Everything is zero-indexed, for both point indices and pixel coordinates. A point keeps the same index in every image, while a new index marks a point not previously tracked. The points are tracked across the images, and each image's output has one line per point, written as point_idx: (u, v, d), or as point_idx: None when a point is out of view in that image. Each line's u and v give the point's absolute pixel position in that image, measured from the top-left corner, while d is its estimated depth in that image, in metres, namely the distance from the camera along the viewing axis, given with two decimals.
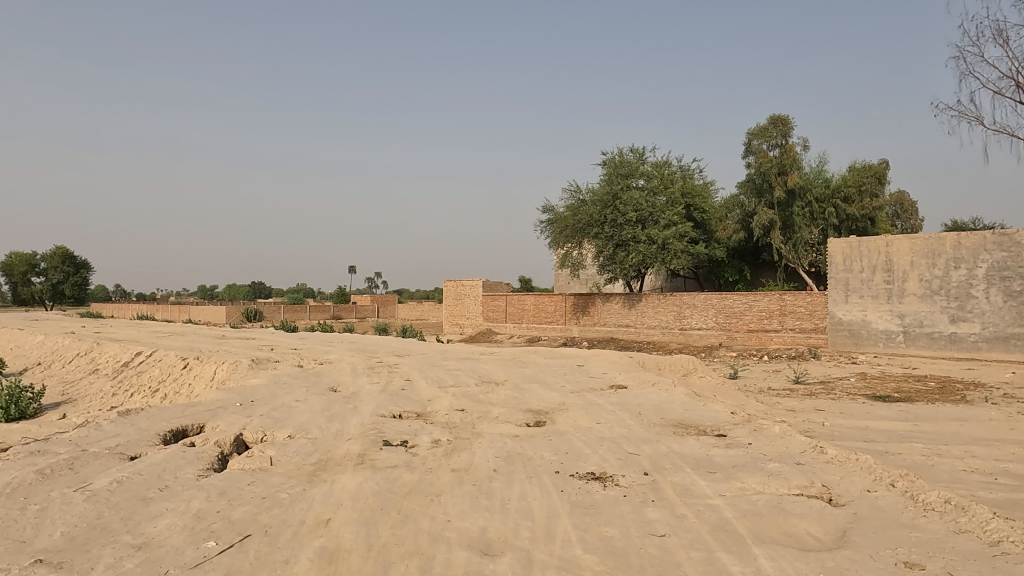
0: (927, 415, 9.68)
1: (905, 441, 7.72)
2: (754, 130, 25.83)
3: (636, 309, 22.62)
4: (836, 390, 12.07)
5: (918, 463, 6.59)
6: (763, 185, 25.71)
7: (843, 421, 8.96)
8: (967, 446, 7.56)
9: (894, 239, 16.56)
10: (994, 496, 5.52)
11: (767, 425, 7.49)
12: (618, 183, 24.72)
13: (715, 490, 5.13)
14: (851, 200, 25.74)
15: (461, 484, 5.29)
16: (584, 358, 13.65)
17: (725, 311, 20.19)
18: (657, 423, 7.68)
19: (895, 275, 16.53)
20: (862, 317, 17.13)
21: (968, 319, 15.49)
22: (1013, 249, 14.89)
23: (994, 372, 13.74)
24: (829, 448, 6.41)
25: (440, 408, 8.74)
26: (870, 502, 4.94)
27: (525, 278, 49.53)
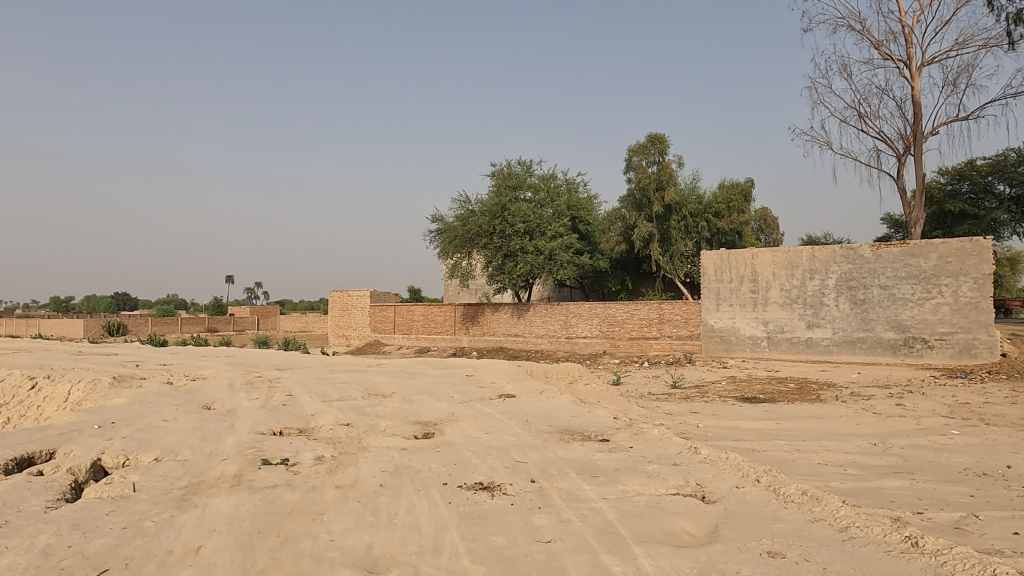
0: (788, 414, 10.54)
1: (769, 439, 8.36)
2: (634, 147, 27.10)
3: (524, 318, 22.98)
4: (709, 393, 12.86)
5: (780, 459, 7.12)
6: (642, 200, 27.03)
7: (715, 422, 9.53)
8: (821, 441, 8.31)
9: (758, 252, 17.90)
10: (843, 486, 6.10)
11: (647, 429, 7.80)
12: (507, 195, 25.08)
13: (598, 494, 5.29)
14: (721, 215, 27.65)
15: (346, 501, 5.12)
16: (474, 367, 13.71)
17: (608, 320, 20.98)
18: (544, 430, 7.83)
19: (760, 285, 17.86)
20: (731, 324, 18.37)
21: (821, 324, 17.02)
22: (857, 261, 16.58)
23: (844, 373, 15.21)
24: (702, 448, 6.81)
25: (324, 423, 8.42)
26: (738, 497, 5.29)
27: (412, 287, 48.98)
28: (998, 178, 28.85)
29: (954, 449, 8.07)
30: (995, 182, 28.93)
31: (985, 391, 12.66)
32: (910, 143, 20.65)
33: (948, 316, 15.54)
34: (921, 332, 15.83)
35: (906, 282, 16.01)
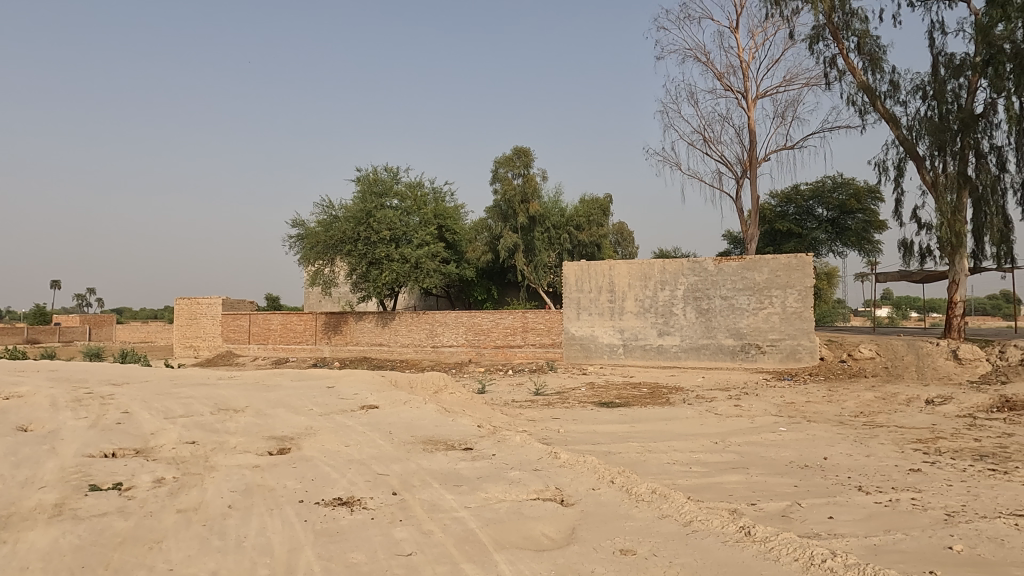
0: (641, 417, 11.18)
1: (624, 441, 8.81)
2: (500, 159, 27.62)
3: (389, 327, 22.56)
4: (570, 399, 13.33)
5: (632, 460, 7.52)
6: (508, 211, 27.61)
7: (575, 427, 9.88)
8: (670, 441, 8.88)
9: (615, 264, 18.85)
10: (689, 483, 6.56)
11: (510, 436, 7.93)
12: (372, 202, 24.56)
13: (460, 503, 5.29)
14: (582, 228, 28.90)
15: (188, 526, 4.73)
16: (335, 378, 13.24)
17: (474, 329, 21.13)
18: (407, 441, 7.72)
19: (617, 295, 18.81)
20: (590, 332, 19.17)
21: (671, 332, 18.23)
22: (702, 274, 17.96)
23: (690, 377, 16.38)
24: (562, 452, 7.04)
25: (165, 442, 7.74)
26: (594, 499, 5.52)
27: (270, 294, 46.53)
28: (818, 202, 32.41)
29: (782, 444, 8.95)
30: (816, 206, 32.48)
31: (807, 391, 14.17)
32: (746, 168, 22.75)
33: (777, 324, 17.24)
34: (755, 339, 17.44)
35: (743, 294, 17.58)
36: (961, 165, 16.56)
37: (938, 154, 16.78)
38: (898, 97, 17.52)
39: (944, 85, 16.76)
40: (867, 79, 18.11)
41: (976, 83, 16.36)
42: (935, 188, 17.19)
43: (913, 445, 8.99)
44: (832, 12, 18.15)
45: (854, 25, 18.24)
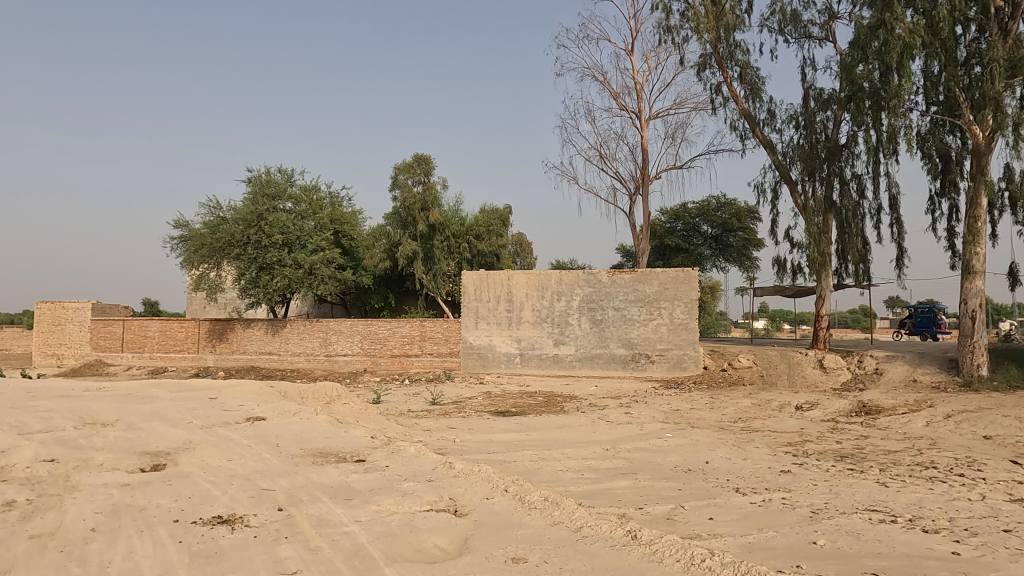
0: (536, 425, 11.35)
1: (519, 450, 8.90)
2: (399, 165, 27.28)
3: (279, 335, 21.63)
4: (466, 409, 13.31)
5: (527, 468, 7.61)
6: (407, 218, 27.30)
7: (470, 437, 9.87)
8: (563, 449, 9.06)
9: (514, 274, 19.07)
10: (580, 489, 6.72)
11: (404, 446, 7.81)
12: (264, 204, 23.52)
13: (350, 517, 5.14)
14: (481, 238, 29.08)
15: (42, 554, 4.29)
16: (219, 388, 12.51)
17: (370, 337, 20.67)
18: (296, 454, 7.42)
19: (514, 304, 19.02)
20: (488, 342, 19.25)
21: (566, 342, 18.66)
22: (596, 285, 18.53)
23: (584, 386, 16.82)
24: (456, 462, 7.01)
25: (19, 460, 7.00)
26: (488, 508, 5.53)
27: (148, 299, 43.44)
28: (703, 220, 34.33)
29: (667, 449, 9.36)
30: (701, 223, 34.39)
31: (692, 399, 14.91)
32: (639, 185, 23.76)
33: (665, 334, 18.08)
34: (645, 348, 18.18)
35: (634, 305, 18.29)
36: (827, 191, 18.09)
37: (808, 179, 18.28)
38: (775, 125, 18.92)
39: (814, 117, 18.29)
40: (748, 107, 19.43)
41: (840, 117, 17.97)
42: (805, 211, 18.68)
43: (784, 448, 9.68)
44: (717, 43, 19.35)
45: (736, 56, 19.56)
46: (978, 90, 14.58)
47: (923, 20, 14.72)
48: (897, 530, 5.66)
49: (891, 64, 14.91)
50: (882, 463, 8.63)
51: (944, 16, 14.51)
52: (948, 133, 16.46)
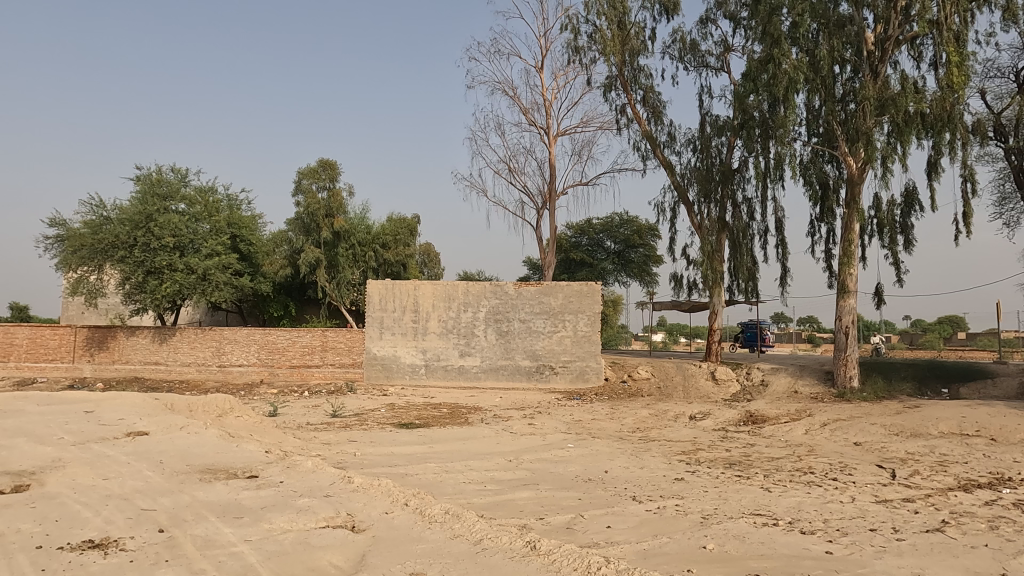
0: (440, 437, 11.24)
1: (422, 462, 8.77)
2: (304, 170, 26.45)
3: (168, 344, 20.33)
4: (368, 421, 13.00)
5: (429, 481, 7.52)
6: (310, 224, 26.48)
7: (371, 449, 9.65)
8: (467, 460, 9.02)
9: (420, 284, 18.87)
10: (482, 501, 6.71)
11: (301, 461, 7.52)
12: (154, 204, 22.10)
13: (240, 536, 4.88)
14: (388, 246, 28.66)
15: None
16: (96, 401, 11.57)
17: (267, 347, 19.81)
18: (182, 471, 6.98)
19: (420, 315, 18.80)
20: (392, 352, 18.91)
21: (472, 353, 18.66)
22: (503, 297, 18.67)
23: (489, 397, 16.86)
24: (356, 476, 6.83)
25: None
26: (387, 523, 5.41)
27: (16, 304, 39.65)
28: (607, 236, 35.41)
29: (568, 459, 9.53)
30: (605, 239, 35.46)
31: (593, 409, 15.27)
32: (547, 199, 24.21)
33: (569, 346, 18.47)
34: (549, 360, 18.49)
35: (540, 317, 18.57)
36: (721, 212, 19.13)
37: (704, 201, 19.28)
38: (675, 148, 19.83)
39: (710, 141, 19.32)
40: (650, 129, 20.27)
41: (733, 143, 19.09)
42: (701, 230, 19.66)
43: (679, 456, 10.10)
44: (623, 66, 20.10)
45: (640, 80, 20.39)
46: (852, 124, 15.91)
47: (807, 57, 15.93)
48: (778, 532, 6.02)
49: (778, 96, 16.01)
50: (766, 469, 9.18)
51: (824, 55, 15.76)
52: (827, 163, 17.85)
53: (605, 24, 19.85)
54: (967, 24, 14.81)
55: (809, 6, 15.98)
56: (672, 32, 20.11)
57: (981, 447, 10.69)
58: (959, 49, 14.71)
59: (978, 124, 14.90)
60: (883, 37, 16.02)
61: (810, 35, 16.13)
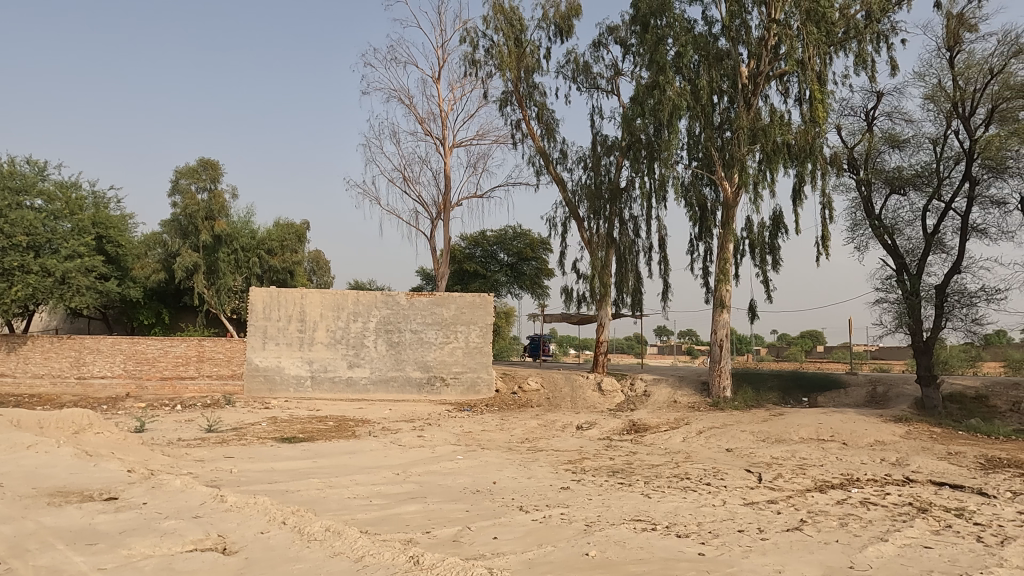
0: (325, 451, 10.86)
1: (304, 478, 8.42)
2: (182, 169, 24.87)
3: (17, 353, 18.40)
4: (247, 436, 12.32)
5: (311, 497, 7.22)
6: (188, 227, 24.83)
7: (249, 466, 9.13)
8: (352, 475, 8.77)
9: (307, 292, 18.17)
10: (367, 516, 6.54)
11: (169, 480, 7.00)
12: (5, 199, 19.98)
13: (93, 565, 4.47)
14: (274, 252, 27.58)
15: None
16: None
17: (135, 357, 18.31)
18: (27, 496, 6.28)
19: (307, 324, 18.10)
20: (276, 364, 18.04)
21: (361, 364, 18.20)
22: (394, 307, 18.38)
23: (377, 410, 16.48)
24: (229, 495, 6.44)
25: None
26: (262, 543, 5.15)
27: None
28: (500, 248, 35.71)
29: (457, 472, 9.48)
30: (498, 251, 35.74)
31: (483, 421, 15.29)
32: (441, 210, 24.15)
33: (460, 357, 18.47)
34: (440, 371, 18.40)
35: (431, 328, 18.44)
36: (609, 228, 19.88)
37: (594, 217, 19.97)
38: (567, 165, 20.42)
39: (599, 160, 20.08)
40: (544, 145, 20.77)
41: (621, 163, 19.91)
42: (590, 245, 20.36)
43: (565, 466, 10.33)
44: (518, 82, 20.50)
45: (535, 97, 20.88)
46: (728, 151, 17.09)
47: (689, 86, 16.94)
48: (656, 536, 6.29)
49: (663, 120, 16.88)
50: (646, 476, 9.57)
51: (704, 85, 16.83)
52: (706, 186, 19.01)
53: (501, 40, 20.16)
54: (827, 66, 16.31)
55: (691, 39, 17.02)
56: (566, 53, 20.75)
57: (834, 451, 11.71)
58: (821, 87, 16.13)
59: (835, 157, 16.41)
60: (755, 72, 17.33)
61: (691, 65, 17.15)
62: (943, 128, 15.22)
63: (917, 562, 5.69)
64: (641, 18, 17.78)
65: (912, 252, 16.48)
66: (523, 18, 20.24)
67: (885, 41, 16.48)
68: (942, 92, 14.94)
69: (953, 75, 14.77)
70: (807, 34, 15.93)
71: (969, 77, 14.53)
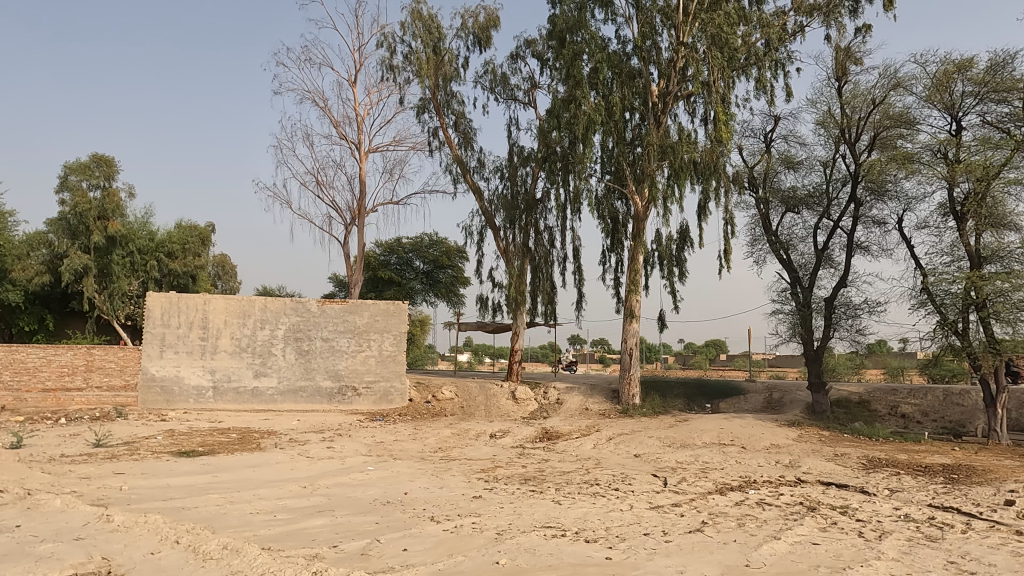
0: (226, 465, 10.36)
1: (203, 494, 8.00)
2: (71, 164, 23.15)
3: None
4: (140, 450, 11.57)
5: (209, 514, 6.87)
6: (77, 227, 23.06)
7: (141, 482, 8.57)
8: (255, 489, 8.40)
9: (210, 298, 17.31)
10: (270, 532, 6.29)
11: (48, 500, 6.47)
12: None
13: None
14: (174, 256, 26.13)
15: None
16: None
17: (14, 367, 16.75)
18: None
19: (210, 332, 17.24)
20: (174, 373, 17.06)
21: (268, 374, 17.51)
22: (304, 314, 17.81)
23: (284, 421, 15.90)
24: (116, 514, 6.03)
25: None
26: (151, 565, 4.84)
27: None
28: (415, 256, 35.46)
29: (367, 483, 9.28)
30: (413, 258, 35.45)
31: (395, 431, 15.04)
32: (356, 216, 23.69)
33: (373, 366, 18.15)
34: (352, 381, 18.00)
35: (343, 336, 18.01)
36: (524, 238, 20.11)
37: (511, 226, 20.18)
38: (484, 174, 20.53)
39: (516, 170, 20.32)
40: (461, 153, 20.80)
41: (537, 174, 20.22)
42: (506, 255, 20.52)
43: (478, 474, 10.32)
44: (436, 89, 20.42)
45: (452, 105, 20.88)
46: (639, 166, 17.74)
47: (603, 102, 17.45)
48: (565, 542, 6.38)
49: (578, 134, 17.32)
50: (557, 483, 9.70)
51: (618, 102, 17.38)
52: (617, 200, 19.56)
53: (419, 46, 20.06)
54: (730, 89, 17.24)
55: (606, 57, 17.58)
56: (483, 63, 20.90)
57: (734, 454, 12.30)
58: (724, 109, 17.03)
59: (737, 175, 17.32)
60: (665, 91, 18.08)
61: (606, 82, 17.69)
62: (832, 151, 16.41)
63: (805, 558, 6.05)
64: (557, 33, 18.15)
65: (804, 267, 17.62)
66: (442, 27, 20.24)
67: (782, 69, 17.64)
68: (831, 118, 16.12)
69: (841, 104, 15.97)
70: (712, 58, 16.77)
71: (855, 106, 15.74)
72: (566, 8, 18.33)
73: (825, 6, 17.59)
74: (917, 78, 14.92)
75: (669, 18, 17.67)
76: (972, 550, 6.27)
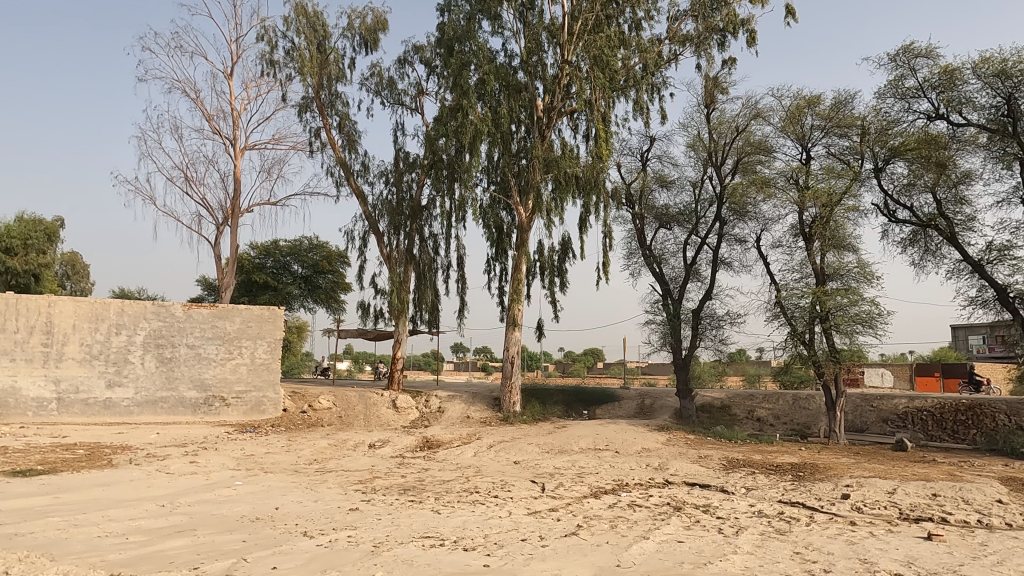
0: (70, 484, 9.37)
1: (41, 517, 7.19)
2: None
3: None
4: None
5: (48, 540, 6.19)
6: None
7: None
8: (104, 511, 7.66)
9: (57, 299, 15.62)
10: (121, 556, 5.76)
11: None
12: None
13: None
14: (13, 252, 23.48)
15: None
16: None
17: None
18: None
19: (54, 337, 15.56)
20: (9, 384, 15.19)
21: (123, 384, 16.11)
22: (167, 319, 16.57)
23: (141, 434, 14.65)
24: None
25: None
26: None
27: None
28: (294, 260, 34.06)
29: (235, 499, 8.75)
30: (291, 262, 34.00)
31: (267, 443, 14.33)
32: (229, 215, 22.37)
33: (244, 375, 17.22)
34: (220, 391, 16.96)
35: (211, 343, 16.94)
36: (408, 244, 19.90)
37: (395, 232, 19.89)
38: (368, 178, 20.11)
39: (401, 176, 20.06)
40: (344, 155, 20.28)
41: (423, 180, 20.10)
42: (389, 261, 20.20)
43: (355, 486, 10.02)
44: (319, 89, 19.85)
45: (336, 106, 20.32)
46: (524, 177, 18.11)
47: (490, 113, 17.68)
48: (443, 552, 6.34)
49: (465, 142, 17.41)
50: (436, 492, 9.63)
51: (504, 113, 17.66)
52: (502, 209, 19.84)
53: (303, 43, 19.37)
54: (610, 108, 18.01)
55: (493, 68, 17.81)
56: (370, 65, 20.50)
57: (607, 459, 12.80)
58: (605, 127, 17.83)
59: (616, 191, 18.12)
60: (549, 106, 18.61)
61: (493, 93, 17.96)
62: (701, 173, 17.59)
63: (671, 556, 6.38)
64: (445, 41, 18.20)
65: (675, 280, 18.71)
66: (327, 25, 19.67)
67: (657, 92, 18.70)
68: (701, 142, 17.27)
69: (709, 129, 17.16)
70: (594, 78, 17.46)
71: (721, 132, 16.94)
72: (456, 18, 18.44)
73: (696, 38, 18.86)
74: (774, 110, 16.34)
75: (554, 36, 18.23)
76: (814, 541, 6.90)
